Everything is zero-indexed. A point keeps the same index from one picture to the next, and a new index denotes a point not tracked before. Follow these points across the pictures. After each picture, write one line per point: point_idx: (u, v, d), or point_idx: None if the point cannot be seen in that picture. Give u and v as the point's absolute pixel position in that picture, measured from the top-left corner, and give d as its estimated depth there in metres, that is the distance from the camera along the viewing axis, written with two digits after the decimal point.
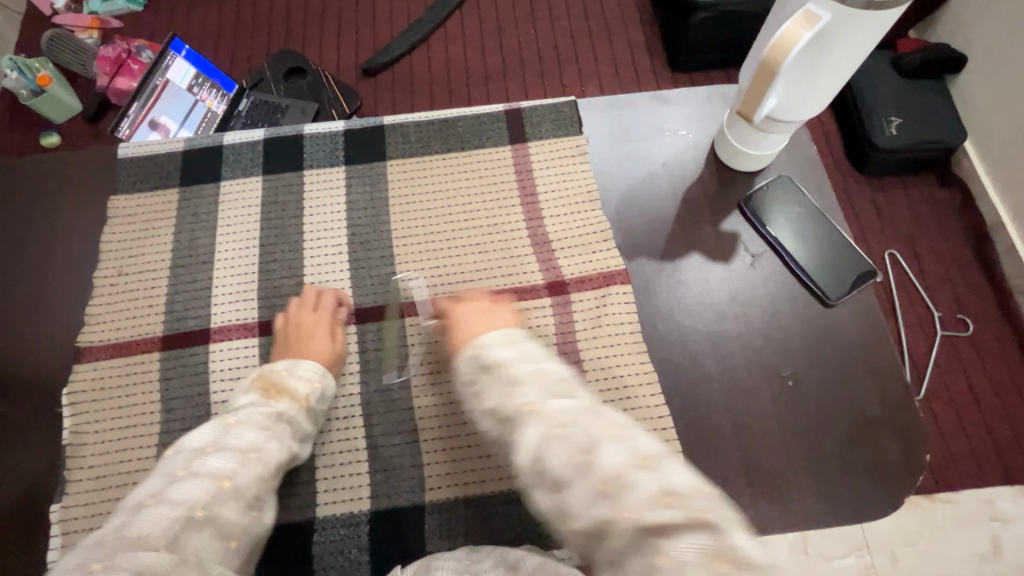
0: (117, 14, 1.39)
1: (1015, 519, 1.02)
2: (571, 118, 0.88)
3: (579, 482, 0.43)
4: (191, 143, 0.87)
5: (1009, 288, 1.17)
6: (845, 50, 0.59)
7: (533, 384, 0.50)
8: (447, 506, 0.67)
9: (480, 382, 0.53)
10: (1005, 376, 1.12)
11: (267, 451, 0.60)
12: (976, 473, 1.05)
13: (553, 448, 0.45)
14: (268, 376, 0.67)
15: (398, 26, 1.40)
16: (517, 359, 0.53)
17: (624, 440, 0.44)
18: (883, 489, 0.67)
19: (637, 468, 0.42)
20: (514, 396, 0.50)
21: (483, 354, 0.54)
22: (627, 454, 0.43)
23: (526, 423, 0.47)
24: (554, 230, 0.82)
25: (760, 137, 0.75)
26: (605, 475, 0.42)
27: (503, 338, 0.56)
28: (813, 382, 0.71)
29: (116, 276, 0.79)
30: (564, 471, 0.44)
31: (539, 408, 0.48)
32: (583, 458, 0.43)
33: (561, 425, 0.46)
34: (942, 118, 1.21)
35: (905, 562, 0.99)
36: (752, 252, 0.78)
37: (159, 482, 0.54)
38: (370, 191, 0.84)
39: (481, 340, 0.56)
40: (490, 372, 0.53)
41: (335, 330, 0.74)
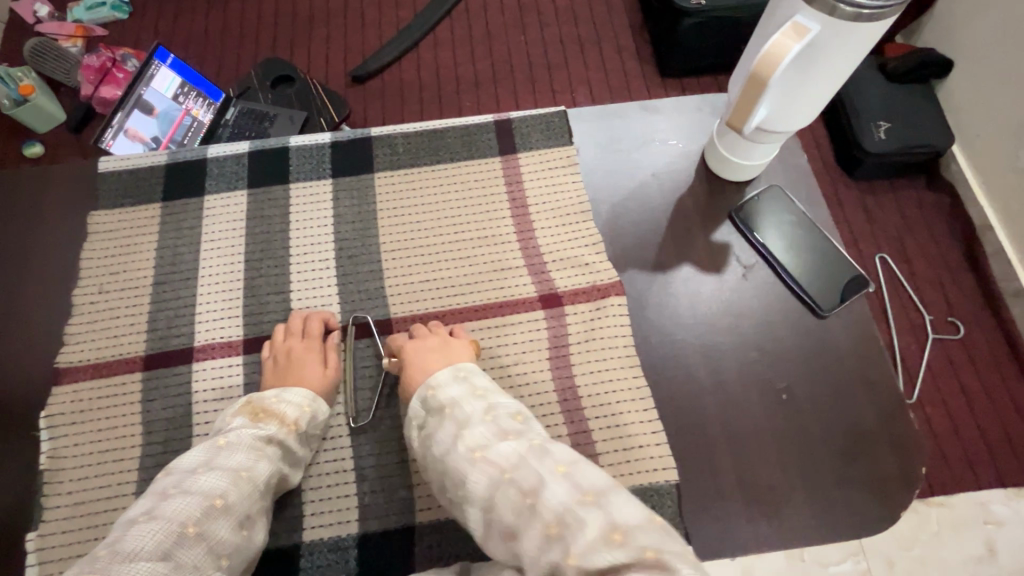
0: (100, 22, 1.37)
1: (1009, 522, 1.02)
2: (561, 128, 0.87)
3: (528, 528, 0.45)
4: (174, 156, 0.85)
5: (998, 291, 1.17)
6: (835, 61, 0.59)
7: (483, 427, 0.54)
8: (437, 526, 0.66)
9: (436, 429, 0.57)
10: (996, 379, 1.12)
11: (257, 471, 0.59)
12: (970, 477, 1.05)
13: (505, 491, 0.48)
14: (256, 402, 0.65)
15: (386, 34, 1.39)
16: (466, 398, 0.58)
17: (569, 477, 0.47)
18: (878, 500, 0.66)
19: (579, 507, 0.44)
20: (465, 438, 0.54)
21: (433, 396, 0.60)
22: (569, 493, 0.45)
23: (475, 468, 0.51)
24: (545, 243, 0.81)
25: (750, 147, 0.75)
26: (550, 518, 0.44)
27: (450, 376, 0.62)
28: (808, 393, 0.71)
29: (96, 294, 0.77)
30: (516, 517, 0.46)
31: (486, 453, 0.52)
32: (528, 500, 0.46)
33: (507, 469, 0.49)
34: (930, 122, 1.21)
35: (901, 566, 0.99)
36: (744, 263, 0.78)
37: (149, 501, 0.54)
38: (357, 203, 0.82)
39: (434, 381, 0.62)
40: (439, 415, 0.58)
41: (327, 355, 0.72)
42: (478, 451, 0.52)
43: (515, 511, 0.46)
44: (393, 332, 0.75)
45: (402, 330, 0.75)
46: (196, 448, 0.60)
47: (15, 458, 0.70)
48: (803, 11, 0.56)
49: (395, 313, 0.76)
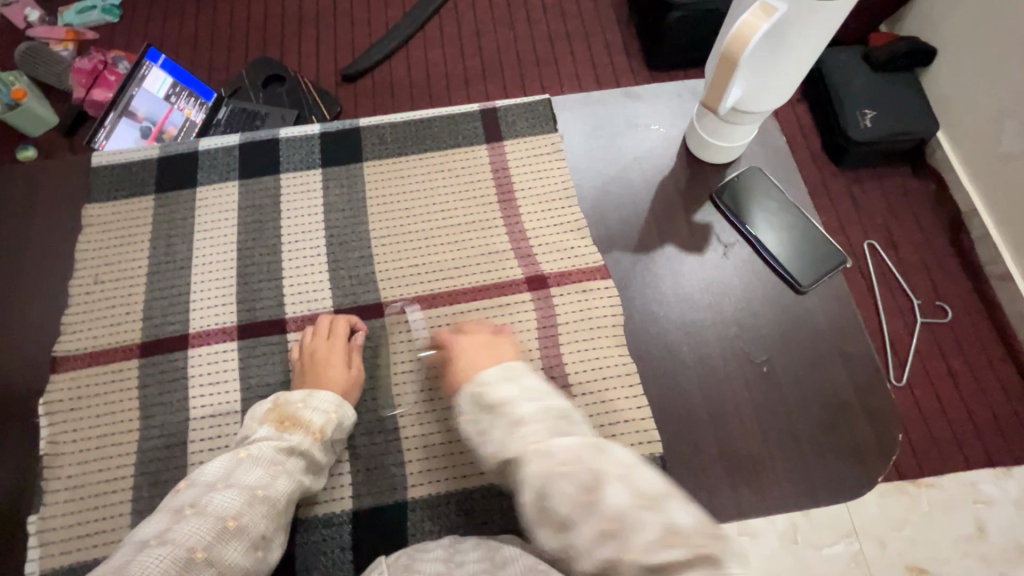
0: (92, 25, 1.39)
1: (997, 500, 1.04)
2: (546, 115, 0.89)
3: (585, 522, 0.44)
4: (166, 149, 0.87)
5: (984, 274, 1.20)
6: (803, 40, 0.61)
7: (538, 424, 0.50)
8: (430, 502, 0.68)
9: (484, 425, 0.53)
10: (982, 359, 1.14)
11: (274, 489, 0.60)
12: (959, 457, 1.07)
13: (558, 485, 0.46)
14: (282, 407, 0.66)
15: (376, 32, 1.41)
16: (520, 396, 0.53)
17: (626, 479, 0.46)
18: (861, 472, 0.68)
19: (639, 509, 0.44)
20: (517, 437, 0.50)
21: (485, 393, 0.54)
22: (629, 495, 0.45)
23: (530, 459, 0.48)
24: (531, 227, 0.82)
25: (729, 129, 0.77)
26: (609, 514, 0.44)
27: (501, 374, 0.55)
28: (789, 368, 0.73)
29: (91, 284, 0.79)
30: (570, 509, 0.45)
31: (543, 447, 0.48)
32: (588, 497, 0.45)
33: (562, 463, 0.46)
34: (912, 108, 1.24)
35: (893, 547, 1.00)
36: (724, 242, 0.79)
37: (165, 520, 0.55)
38: (347, 192, 0.84)
39: (481, 378, 0.56)
40: (490, 414, 0.53)
41: (352, 357, 0.72)
42: (532, 446, 0.48)
43: (573, 507, 0.45)
44: (383, 315, 0.76)
45: (392, 314, 0.77)
46: (217, 462, 0.61)
47: (16, 447, 0.71)
48: None
49: (384, 296, 0.78)
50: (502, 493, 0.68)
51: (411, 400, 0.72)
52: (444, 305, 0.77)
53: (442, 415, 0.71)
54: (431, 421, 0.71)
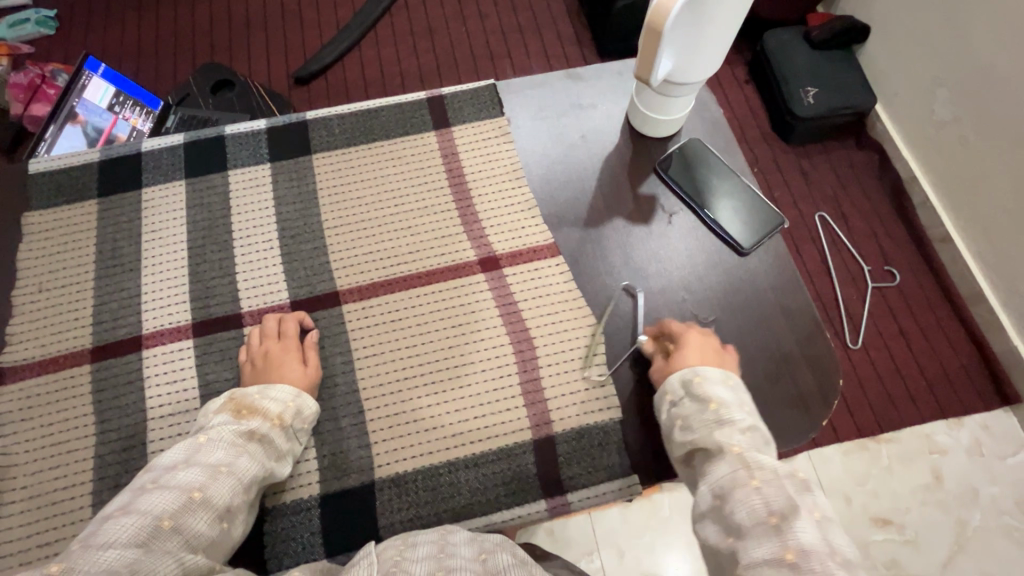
0: (27, 39, 1.34)
1: (950, 449, 1.07)
2: (491, 101, 0.91)
3: (763, 538, 0.49)
4: (108, 152, 0.85)
5: (927, 237, 1.23)
6: (722, 12, 0.64)
7: (745, 435, 0.57)
8: (400, 480, 0.68)
9: (689, 410, 0.61)
10: (931, 318, 1.18)
11: (238, 465, 0.60)
12: (912, 410, 1.10)
13: (748, 497, 0.51)
14: (240, 398, 0.66)
15: (326, 32, 1.40)
16: (734, 405, 0.60)
17: (821, 522, 0.49)
18: (805, 419, 0.72)
19: (829, 558, 0.47)
20: (717, 434, 0.57)
21: (700, 386, 0.62)
22: (821, 541, 0.48)
23: (726, 457, 0.55)
24: (483, 209, 0.84)
25: (667, 102, 0.79)
26: (791, 543, 0.48)
27: (721, 377, 0.63)
28: (734, 327, 0.76)
29: (36, 294, 0.77)
30: (751, 522, 0.50)
31: (742, 454, 0.55)
32: (775, 518, 0.49)
33: (757, 473, 0.53)
34: (851, 81, 1.29)
35: (859, 502, 1.03)
36: (669, 211, 0.82)
37: (128, 496, 0.55)
38: (297, 186, 0.84)
39: (703, 373, 0.63)
40: (703, 405, 0.60)
41: (306, 354, 0.72)
42: (733, 448, 0.55)
43: (760, 521, 0.50)
44: (339, 303, 0.77)
45: (349, 301, 0.77)
46: (178, 447, 0.61)
47: None
48: None
49: (339, 285, 0.78)
50: (472, 467, 0.69)
51: (376, 383, 0.73)
52: (400, 291, 0.78)
53: (407, 396, 0.72)
54: (396, 403, 0.72)
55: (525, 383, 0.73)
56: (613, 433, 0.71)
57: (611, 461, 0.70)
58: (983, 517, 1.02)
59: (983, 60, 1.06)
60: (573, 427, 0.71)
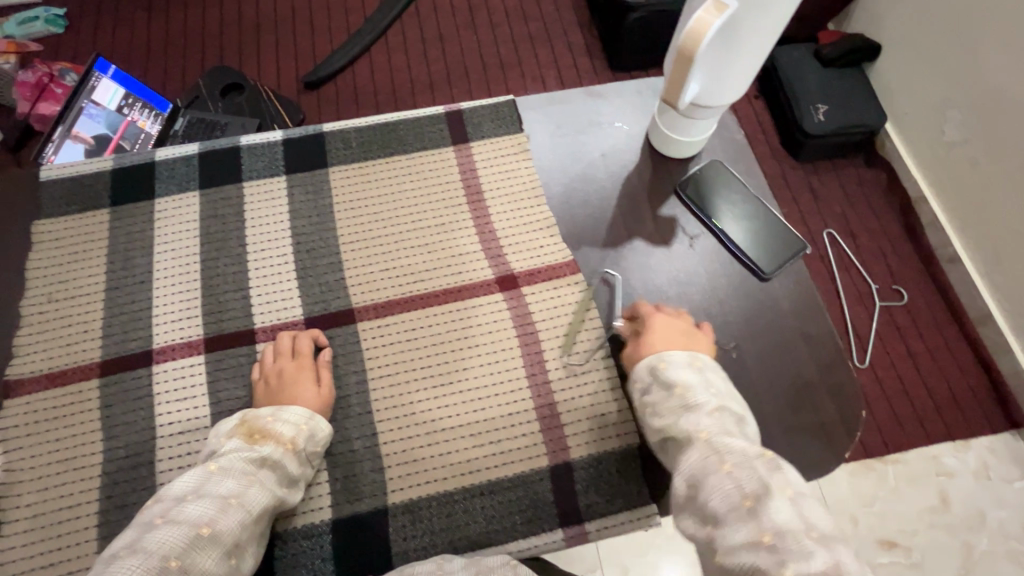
0: (36, 37, 1.33)
1: (959, 472, 1.03)
2: (511, 116, 0.90)
3: (739, 523, 0.46)
4: (121, 161, 0.84)
5: (936, 257, 1.19)
6: (754, 36, 0.63)
7: (712, 419, 0.56)
8: (413, 506, 0.67)
9: (657, 397, 0.61)
10: (939, 339, 1.14)
11: (248, 497, 0.58)
12: (920, 432, 1.06)
13: (721, 482, 0.49)
14: (251, 422, 0.64)
15: (337, 38, 1.39)
16: (701, 387, 0.59)
17: (794, 498, 0.47)
18: (828, 448, 0.70)
19: (805, 536, 0.44)
20: (686, 421, 0.57)
21: (663, 371, 0.62)
22: (797, 517, 0.45)
23: (696, 446, 0.53)
24: (501, 227, 0.83)
25: (688, 123, 0.78)
26: (767, 526, 0.45)
27: (684, 359, 0.62)
28: (754, 353, 0.75)
29: (45, 305, 0.75)
30: (726, 508, 0.48)
31: (715, 441, 0.53)
32: (748, 502, 0.47)
33: (728, 462, 0.50)
34: (860, 101, 1.24)
35: (864, 522, 0.99)
36: (690, 234, 0.81)
37: (135, 532, 0.53)
38: (313, 199, 0.83)
39: (666, 357, 0.63)
40: (670, 393, 0.60)
41: (321, 373, 0.70)
42: (700, 433, 0.55)
43: (732, 507, 0.47)
44: (355, 321, 0.76)
45: (364, 319, 0.76)
46: (186, 476, 0.59)
47: None
48: None
49: (355, 302, 0.77)
50: (485, 495, 0.68)
51: (390, 405, 0.71)
52: (417, 310, 0.77)
53: (420, 418, 0.71)
54: (409, 424, 0.70)
55: (540, 408, 0.72)
56: (632, 459, 0.70)
57: (629, 491, 0.69)
58: (990, 542, 0.98)
59: (994, 83, 1.03)
60: (590, 453, 0.70)
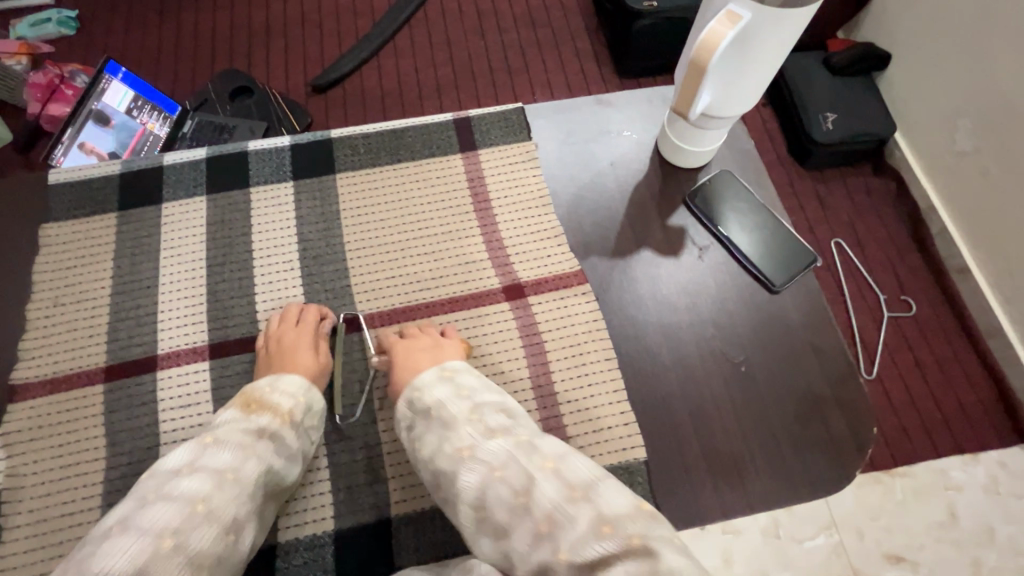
0: (48, 38, 1.34)
1: (967, 486, 1.01)
2: (519, 124, 0.90)
3: (518, 525, 0.48)
4: (128, 165, 0.84)
5: (945, 268, 1.16)
6: (768, 47, 0.62)
7: (475, 428, 0.57)
8: (416, 518, 0.66)
9: (419, 425, 0.61)
10: (948, 350, 1.11)
11: (244, 471, 0.57)
12: (928, 445, 1.03)
13: (494, 489, 0.51)
14: (249, 393, 0.65)
15: (346, 41, 1.39)
16: (451, 401, 0.60)
17: (558, 471, 0.50)
18: (838, 466, 0.69)
19: (568, 503, 0.47)
20: (452, 443, 0.56)
21: (420, 398, 0.62)
22: (557, 488, 0.48)
23: (465, 469, 0.54)
24: (509, 236, 0.82)
25: (698, 134, 0.78)
26: (542, 515, 0.47)
27: (436, 376, 0.64)
28: (763, 366, 0.74)
29: (51, 309, 0.75)
30: (506, 514, 0.49)
31: (474, 453, 0.54)
32: (521, 500, 0.49)
33: (497, 468, 0.52)
34: (871, 109, 1.23)
35: (871, 536, 0.96)
36: (699, 245, 0.80)
37: (130, 508, 0.51)
38: (320, 206, 0.83)
39: (419, 385, 0.64)
40: (430, 419, 0.60)
41: (319, 343, 0.72)
42: (463, 450, 0.55)
43: (508, 509, 0.49)
44: (362, 329, 0.75)
45: (371, 327, 0.75)
46: (181, 450, 0.58)
47: None
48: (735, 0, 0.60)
49: (362, 310, 0.76)
50: None
51: (394, 414, 0.71)
52: (424, 318, 0.76)
53: None
54: None
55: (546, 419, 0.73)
56: (640, 474, 0.69)
57: None
58: (999, 558, 0.96)
59: (1002, 87, 1.02)
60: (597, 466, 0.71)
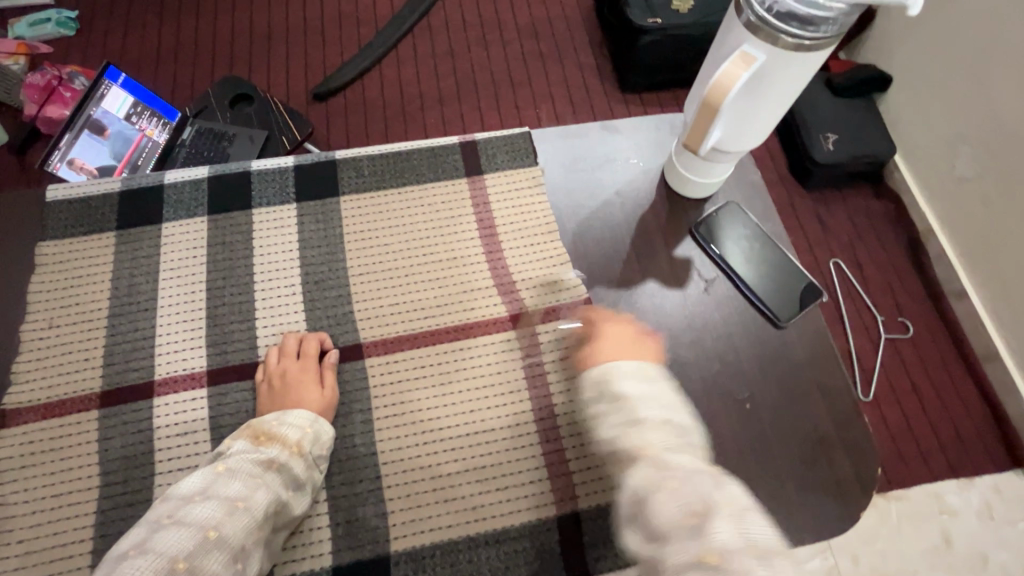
0: (47, 39, 1.32)
1: (962, 512, 0.99)
2: (525, 149, 0.89)
3: (682, 542, 0.43)
4: (129, 182, 0.83)
5: (943, 293, 1.15)
6: (782, 87, 0.62)
7: (657, 432, 0.53)
8: (415, 554, 0.65)
9: (603, 408, 0.58)
10: (944, 374, 1.10)
11: (254, 500, 0.58)
12: (924, 470, 1.02)
13: (664, 498, 0.46)
14: (256, 425, 0.65)
15: (349, 49, 1.38)
16: (650, 398, 0.56)
17: (739, 516, 0.44)
18: (842, 507, 0.69)
19: (748, 554, 0.41)
20: (633, 435, 0.53)
21: (612, 384, 0.59)
22: (738, 536, 0.42)
23: (641, 463, 0.50)
24: (514, 262, 0.82)
25: (708, 166, 0.77)
26: (711, 546, 0.42)
27: (638, 371, 0.59)
28: (768, 403, 0.74)
29: (45, 330, 0.74)
30: (670, 526, 0.44)
31: (657, 456, 0.51)
32: (691, 519, 0.44)
33: (672, 478, 0.47)
34: (872, 130, 1.21)
35: (867, 561, 0.95)
36: (705, 277, 0.80)
37: (144, 531, 0.54)
38: (323, 228, 0.82)
39: (617, 370, 0.60)
40: (618, 406, 0.57)
41: (324, 375, 0.71)
42: (647, 449, 0.51)
43: (678, 524, 0.44)
44: (363, 357, 0.74)
45: (372, 355, 0.74)
46: (195, 476, 0.60)
47: None
48: (749, 41, 0.60)
49: (363, 336, 0.75)
50: (487, 544, 0.66)
51: (394, 445, 0.70)
52: (427, 346, 0.75)
53: (425, 461, 0.69)
54: (413, 467, 0.69)
55: (547, 454, 0.70)
56: None
57: None
58: None
59: (1006, 114, 1.00)
60: (599, 503, 0.68)
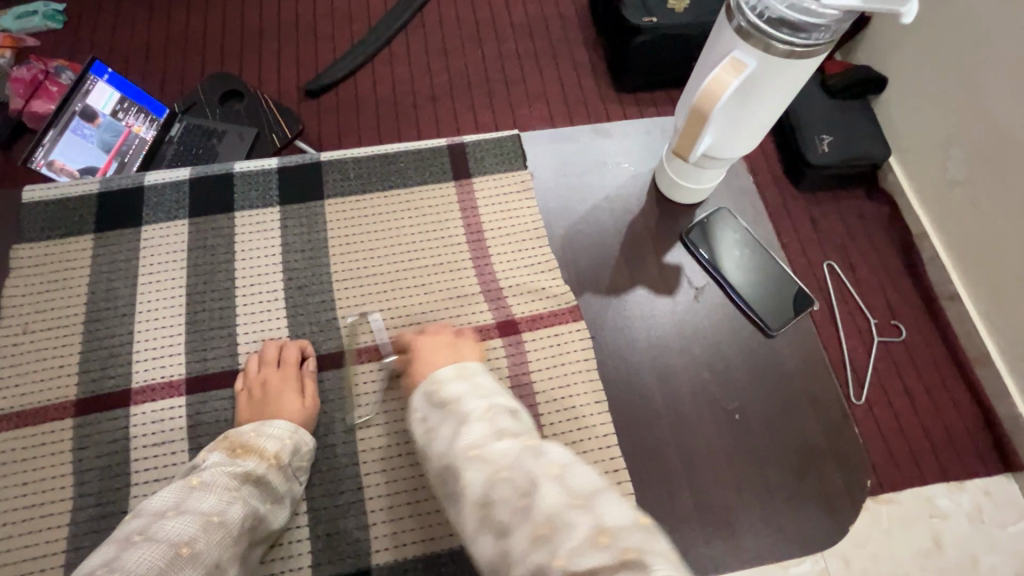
0: (32, 31, 1.30)
1: (953, 515, 0.93)
2: (514, 151, 0.86)
3: (519, 527, 0.40)
4: (108, 183, 0.81)
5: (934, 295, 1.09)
6: (772, 95, 0.61)
7: (482, 423, 0.49)
8: (397, 568, 0.64)
9: (428, 418, 0.53)
10: (937, 376, 1.03)
11: (230, 514, 0.55)
12: (916, 473, 0.95)
13: (499, 489, 0.43)
14: (234, 436, 0.62)
15: (340, 45, 1.36)
16: (468, 395, 0.53)
17: (561, 476, 0.42)
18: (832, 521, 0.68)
19: (572, 508, 0.40)
20: (459, 435, 0.49)
21: (437, 392, 0.54)
22: (560, 497, 0.41)
23: (469, 465, 0.46)
24: (501, 269, 0.79)
25: (699, 172, 0.76)
26: (542, 519, 0.40)
27: (454, 373, 0.55)
28: (758, 414, 0.73)
29: (21, 336, 0.72)
30: (509, 516, 0.42)
31: (481, 451, 0.47)
32: (523, 499, 0.41)
33: (503, 468, 0.44)
34: (867, 131, 1.16)
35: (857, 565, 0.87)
36: (695, 285, 0.79)
37: (112, 550, 0.49)
38: (307, 232, 0.80)
39: (436, 376, 0.55)
40: (442, 410, 0.52)
41: (304, 384, 0.70)
42: (471, 448, 0.47)
43: (512, 511, 0.42)
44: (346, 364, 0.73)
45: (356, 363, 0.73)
46: (165, 491, 0.56)
47: None
48: (740, 47, 0.59)
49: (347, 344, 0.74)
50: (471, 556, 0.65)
51: (377, 457, 0.69)
52: None
53: (408, 473, 0.68)
54: (396, 479, 0.68)
55: None
56: None
57: None
58: None
59: (996, 115, 0.97)
60: None
